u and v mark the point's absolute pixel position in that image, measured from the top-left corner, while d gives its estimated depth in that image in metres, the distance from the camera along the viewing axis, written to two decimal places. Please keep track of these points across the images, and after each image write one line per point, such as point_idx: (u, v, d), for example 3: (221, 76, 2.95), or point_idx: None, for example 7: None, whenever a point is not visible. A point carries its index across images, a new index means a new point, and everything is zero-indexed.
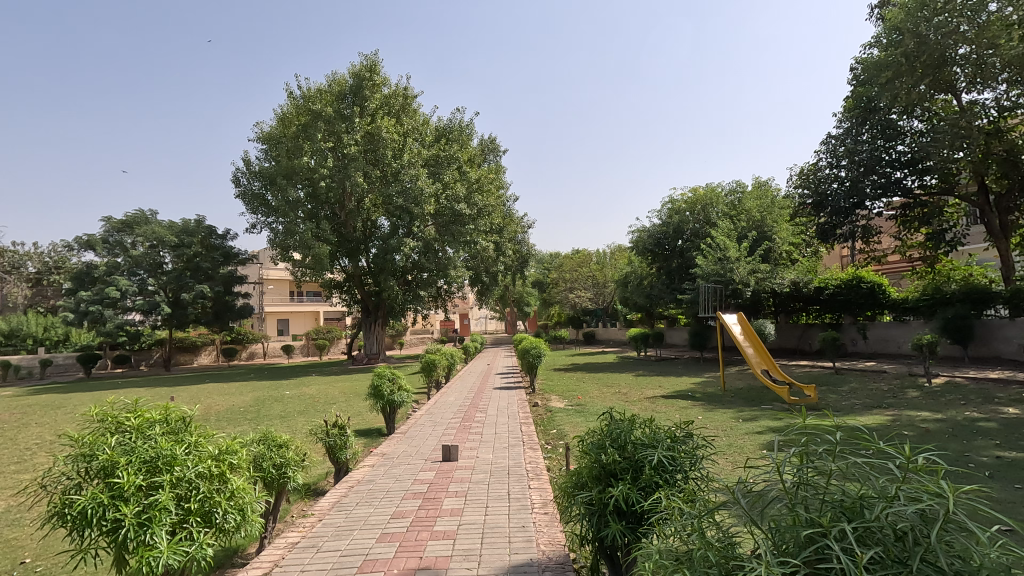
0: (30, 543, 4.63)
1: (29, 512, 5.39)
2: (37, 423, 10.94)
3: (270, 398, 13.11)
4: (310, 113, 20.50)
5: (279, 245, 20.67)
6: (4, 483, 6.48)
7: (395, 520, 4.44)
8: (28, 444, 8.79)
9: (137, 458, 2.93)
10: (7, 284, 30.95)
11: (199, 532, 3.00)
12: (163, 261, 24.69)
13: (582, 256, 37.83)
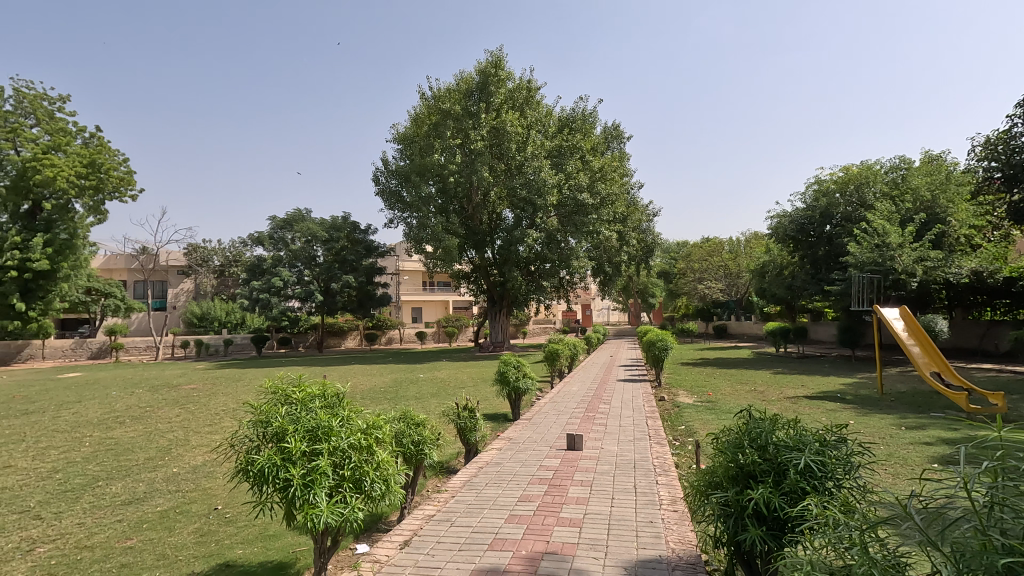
0: (221, 492, 5.51)
1: (220, 466, 6.43)
2: (224, 393, 12.94)
3: (407, 380, 14.16)
4: (440, 112, 21.65)
5: (413, 239, 22.08)
6: (201, 441, 7.78)
7: (523, 503, 4.57)
8: (217, 410, 10.42)
9: (302, 427, 3.33)
10: (199, 275, 36.92)
11: (352, 497, 3.34)
12: (316, 254, 27.62)
13: (713, 245, 35.70)
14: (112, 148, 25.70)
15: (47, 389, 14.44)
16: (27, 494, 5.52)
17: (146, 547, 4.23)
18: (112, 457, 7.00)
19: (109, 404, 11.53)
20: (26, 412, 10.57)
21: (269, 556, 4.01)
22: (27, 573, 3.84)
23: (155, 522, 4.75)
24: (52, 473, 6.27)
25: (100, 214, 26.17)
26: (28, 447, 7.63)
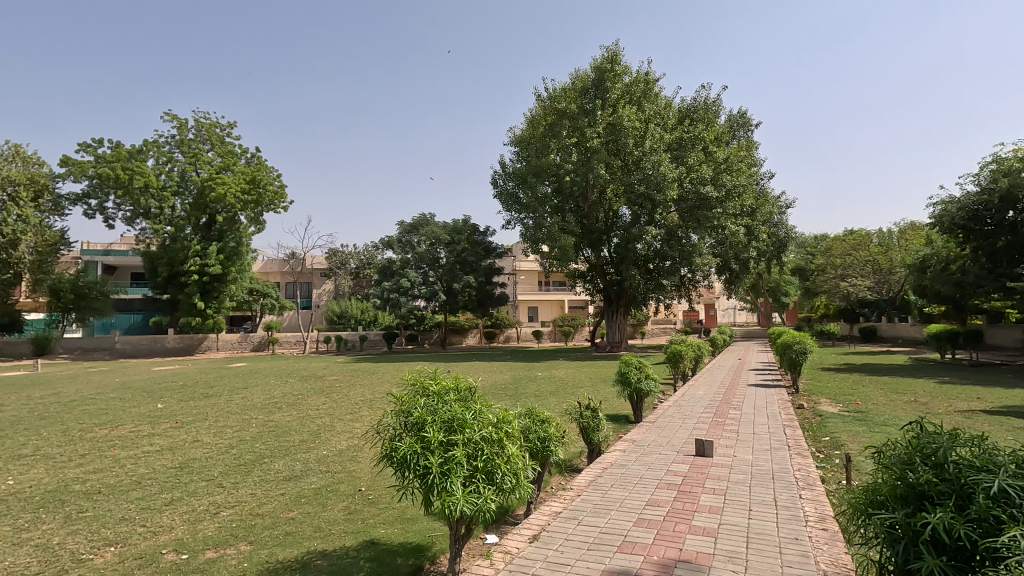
0: (365, 475, 6.02)
1: (362, 451, 7.02)
2: (361, 384, 14.15)
3: (525, 378, 14.42)
4: (556, 112, 21.74)
5: (530, 239, 22.40)
6: (345, 428, 8.56)
7: (651, 507, 4.44)
8: (356, 400, 11.40)
9: (439, 419, 3.52)
10: (339, 277, 40.63)
11: (485, 488, 3.46)
12: (439, 256, 29.04)
13: (859, 237, 32.00)
14: (270, 170, 29.36)
15: (222, 376, 16.82)
16: (211, 466, 6.45)
17: (305, 519, 4.74)
18: (274, 437, 7.95)
19: (270, 391, 13.13)
20: (207, 396, 12.36)
21: (409, 538, 4.30)
22: (215, 532, 4.49)
23: (311, 497, 5.31)
24: (229, 449, 7.27)
25: (260, 224, 29.91)
26: (211, 425, 8.93)
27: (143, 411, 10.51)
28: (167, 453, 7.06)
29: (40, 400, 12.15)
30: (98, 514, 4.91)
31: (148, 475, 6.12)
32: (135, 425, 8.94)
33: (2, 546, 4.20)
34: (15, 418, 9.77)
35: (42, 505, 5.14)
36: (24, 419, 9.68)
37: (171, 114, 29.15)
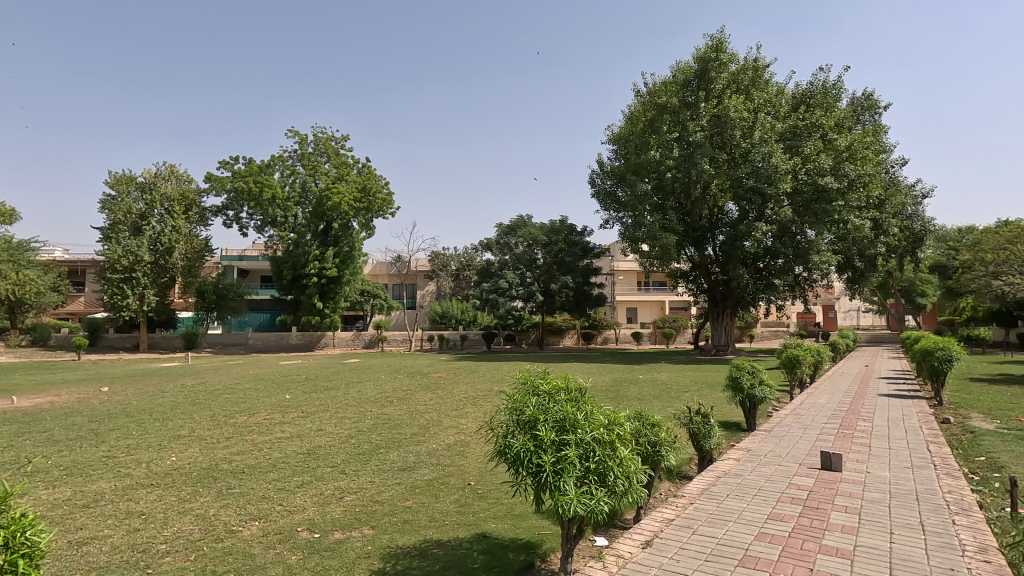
0: (473, 470, 6.21)
1: (469, 447, 7.25)
2: (464, 382, 14.65)
3: (626, 380, 14.13)
4: (655, 107, 21.11)
5: (629, 239, 21.90)
6: (452, 423, 8.89)
7: (774, 522, 4.16)
8: (460, 397, 11.81)
9: (552, 418, 3.54)
10: (440, 279, 42.27)
11: (597, 490, 3.42)
12: (536, 257, 29.25)
13: (1016, 229, 27.78)
14: (378, 180, 31.40)
15: (338, 371, 18.19)
16: (334, 453, 6.99)
17: (420, 509, 4.97)
18: (387, 429, 8.45)
19: (381, 386, 13.98)
20: (327, 389, 13.43)
21: (519, 534, 4.36)
22: (341, 515, 4.84)
23: (424, 488, 5.57)
24: (349, 439, 7.83)
25: (370, 229, 31.99)
26: (332, 416, 9.68)
27: (275, 400, 11.64)
28: (296, 440, 7.76)
29: (192, 388, 13.87)
30: (243, 492, 5.50)
31: (282, 459, 6.75)
32: (268, 413, 9.92)
33: (171, 514, 4.84)
34: (174, 403, 11.24)
35: (199, 481, 5.84)
36: (180, 404, 11.10)
37: (294, 131, 32.08)
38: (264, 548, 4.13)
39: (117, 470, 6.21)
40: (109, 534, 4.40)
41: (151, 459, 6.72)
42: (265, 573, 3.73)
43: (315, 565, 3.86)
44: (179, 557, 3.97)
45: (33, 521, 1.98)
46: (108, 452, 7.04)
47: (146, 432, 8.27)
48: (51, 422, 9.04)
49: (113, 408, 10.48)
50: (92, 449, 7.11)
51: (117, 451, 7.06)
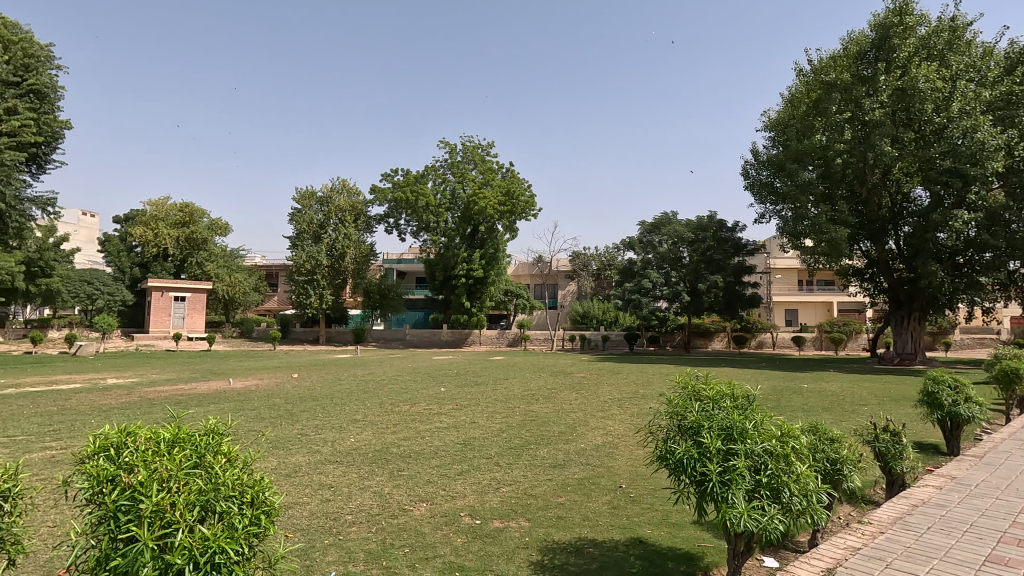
0: (623, 473, 6.12)
1: (618, 449, 7.16)
2: (608, 383, 14.51)
3: (789, 389, 12.88)
4: (822, 86, 18.95)
5: (789, 234, 19.96)
6: (599, 424, 8.85)
7: (995, 566, 3.49)
8: (605, 398, 11.72)
9: (717, 426, 3.34)
10: (581, 279, 42.27)
11: (770, 506, 3.15)
12: (682, 255, 27.95)
13: None
14: (520, 184, 32.56)
15: (486, 367, 19.12)
16: (488, 446, 7.36)
17: (573, 507, 5.02)
18: (536, 426, 8.68)
19: (527, 383, 14.39)
20: (477, 384, 14.19)
21: (677, 543, 4.20)
22: (499, 504, 5.07)
23: (576, 486, 5.62)
24: (501, 432, 8.19)
25: (513, 232, 33.18)
26: (483, 410, 10.20)
27: (432, 392, 12.59)
28: (453, 431, 8.31)
29: (362, 378, 15.55)
30: (411, 474, 6.03)
31: (442, 447, 7.28)
32: (427, 404, 10.75)
33: (354, 488, 5.47)
34: (349, 390, 12.72)
35: (374, 461, 6.53)
36: (354, 392, 12.51)
37: (445, 142, 34.47)
38: (433, 528, 4.48)
39: (309, 445, 7.19)
40: (308, 500, 5.10)
41: (335, 438, 7.66)
42: (434, 551, 4.05)
43: (478, 549, 4.09)
44: (363, 528, 4.46)
45: (268, 484, 2.37)
46: (302, 429, 8.18)
47: (329, 415, 9.45)
48: (258, 401, 10.74)
49: (303, 392, 12.17)
50: (290, 426, 8.31)
51: (309, 429, 8.20)
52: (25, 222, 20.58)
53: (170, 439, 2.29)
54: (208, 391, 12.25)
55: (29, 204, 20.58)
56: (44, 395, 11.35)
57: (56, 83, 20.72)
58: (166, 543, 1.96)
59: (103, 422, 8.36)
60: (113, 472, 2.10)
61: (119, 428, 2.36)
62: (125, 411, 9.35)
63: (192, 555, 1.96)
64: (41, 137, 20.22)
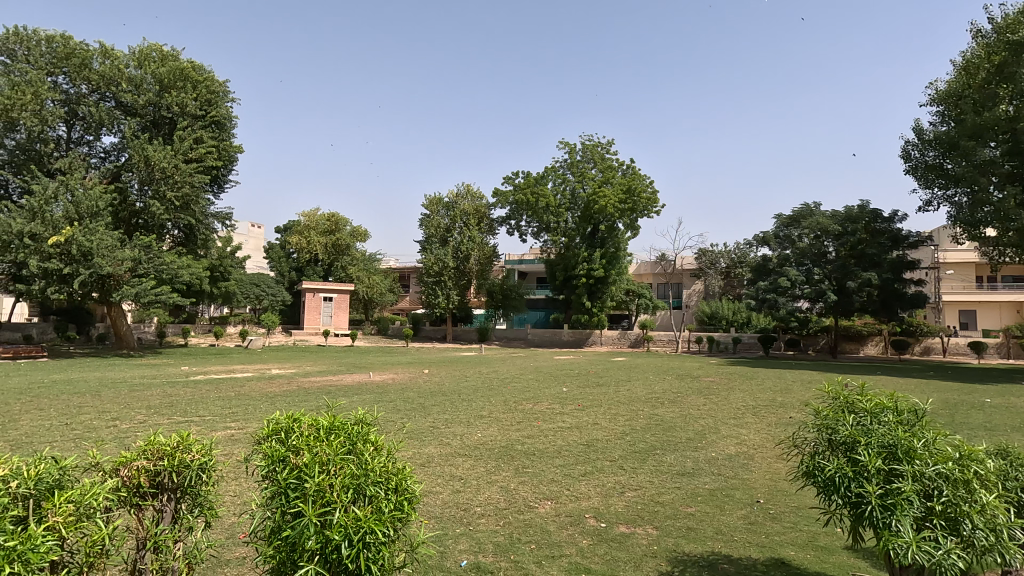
0: (760, 487, 5.68)
1: (754, 461, 6.67)
2: (741, 389, 13.56)
3: (966, 403, 11.07)
4: (1008, 48, 15.76)
5: (965, 222, 17.22)
6: (731, 432, 8.32)
7: None
8: (737, 405, 10.99)
9: (877, 442, 2.97)
10: (709, 277, 40.03)
11: (947, 539, 2.71)
12: (827, 250, 25.36)
13: None
14: (642, 180, 31.73)
15: (608, 368, 18.85)
16: (612, 448, 7.25)
17: (704, 519, 4.77)
18: (662, 431, 8.36)
19: (651, 386, 13.93)
20: (599, 385, 14.05)
21: (828, 570, 3.80)
22: (624, 509, 4.98)
23: (707, 497, 5.34)
24: (624, 436, 8.03)
25: (635, 230, 32.42)
26: (606, 411, 10.08)
27: (553, 392, 12.71)
28: (576, 431, 8.31)
29: (487, 375, 16.15)
30: (536, 472, 6.14)
31: (565, 447, 7.31)
32: (549, 403, 10.87)
33: (482, 482, 5.70)
34: (475, 387, 13.28)
35: (500, 457, 6.74)
36: (479, 388, 13.03)
37: (565, 143, 34.64)
38: (558, 527, 4.52)
39: (440, 438, 7.61)
40: (440, 490, 5.41)
41: (463, 432, 8.02)
42: (560, 550, 4.07)
43: (604, 553, 4.05)
44: (491, 521, 4.63)
45: (409, 472, 2.56)
46: (433, 422, 8.69)
47: (457, 410, 9.93)
48: (394, 394, 11.61)
49: (434, 387, 12.93)
50: (423, 419, 8.87)
51: (440, 423, 8.69)
52: (210, 234, 24.26)
53: (327, 426, 2.56)
54: (352, 383, 13.51)
55: (213, 219, 24.24)
56: (225, 382, 13.32)
57: (231, 113, 24.14)
58: (327, 520, 2.20)
59: (269, 407, 9.57)
60: (284, 453, 2.40)
61: (288, 414, 2.69)
62: (286, 398, 10.62)
63: (348, 532, 2.17)
64: (221, 161, 23.71)
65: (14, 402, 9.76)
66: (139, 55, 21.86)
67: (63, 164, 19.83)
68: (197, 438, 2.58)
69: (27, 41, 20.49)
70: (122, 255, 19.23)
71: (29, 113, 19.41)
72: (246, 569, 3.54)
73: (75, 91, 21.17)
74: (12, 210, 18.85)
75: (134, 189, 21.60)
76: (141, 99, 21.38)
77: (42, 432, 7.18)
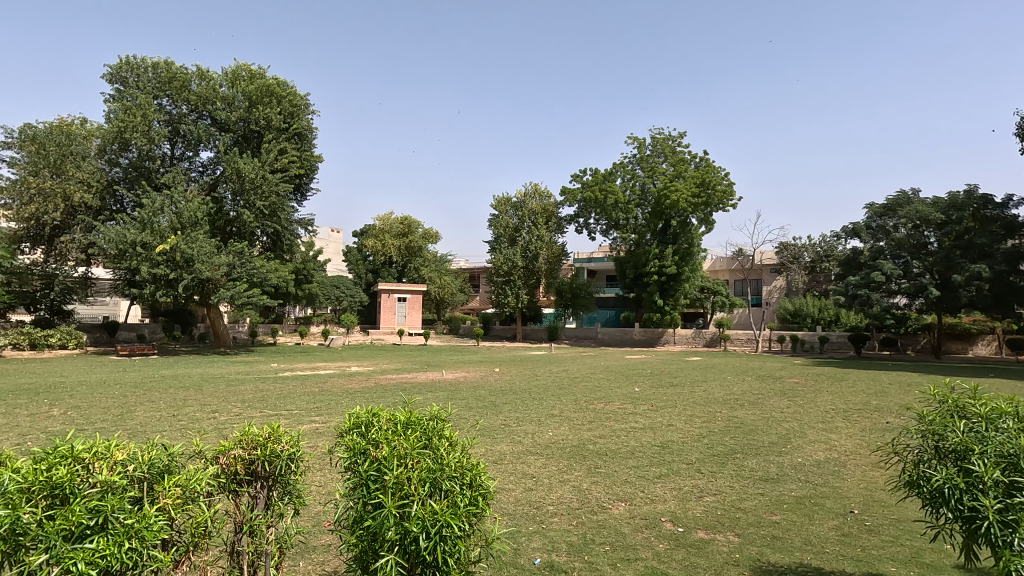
0: (855, 497, 5.28)
1: (846, 468, 6.21)
2: (830, 391, 12.66)
3: None
4: None
5: None
6: (819, 437, 7.79)
7: None
8: (825, 408, 10.30)
9: (994, 451, 2.66)
10: (791, 272, 37.80)
11: None
12: (928, 241, 23.35)
13: None
14: (716, 173, 30.57)
15: (683, 368, 18.26)
16: (688, 451, 6.98)
17: (791, 528, 4.49)
18: (742, 434, 7.97)
19: (729, 387, 13.32)
20: (673, 385, 13.63)
21: None
22: (703, 514, 4.79)
23: (794, 505, 5.03)
24: (701, 438, 7.73)
25: (709, 224, 31.24)
26: (682, 413, 9.75)
27: (625, 392, 12.48)
28: (650, 432, 8.11)
29: (557, 374, 16.10)
30: (609, 473, 6.04)
31: (639, 448, 7.15)
32: (621, 403, 10.67)
33: (554, 481, 5.68)
34: (546, 386, 13.28)
35: (572, 456, 6.68)
36: (550, 387, 13.01)
37: (634, 138, 33.96)
38: (633, 530, 4.42)
39: (512, 436, 7.65)
40: (513, 487, 5.45)
41: (534, 431, 8.02)
42: (636, 553, 3.98)
43: (682, 558, 3.92)
44: (564, 520, 4.60)
45: (483, 468, 2.57)
46: (504, 420, 8.75)
47: (528, 408, 9.96)
48: (466, 392, 11.83)
49: (504, 386, 13.08)
50: (494, 417, 8.97)
51: (511, 421, 8.76)
52: (295, 240, 25.77)
53: (405, 421, 2.66)
54: (426, 381, 13.90)
55: (296, 225, 25.74)
56: (310, 379, 14.14)
57: (311, 125, 25.56)
58: (405, 512, 2.26)
59: (349, 403, 10.02)
60: (364, 446, 2.50)
61: (367, 408, 2.80)
62: (365, 395, 11.09)
63: (425, 524, 2.23)
64: (303, 171, 25.16)
65: (129, 395, 10.81)
66: (230, 75, 23.57)
67: (167, 178, 21.76)
68: (287, 430, 2.73)
69: (136, 68, 22.71)
70: (218, 260, 20.84)
71: (139, 133, 21.49)
72: (331, 557, 3.72)
73: (177, 112, 23.15)
74: (127, 222, 20.92)
75: (228, 200, 23.37)
76: (232, 116, 23.06)
77: (155, 422, 7.96)
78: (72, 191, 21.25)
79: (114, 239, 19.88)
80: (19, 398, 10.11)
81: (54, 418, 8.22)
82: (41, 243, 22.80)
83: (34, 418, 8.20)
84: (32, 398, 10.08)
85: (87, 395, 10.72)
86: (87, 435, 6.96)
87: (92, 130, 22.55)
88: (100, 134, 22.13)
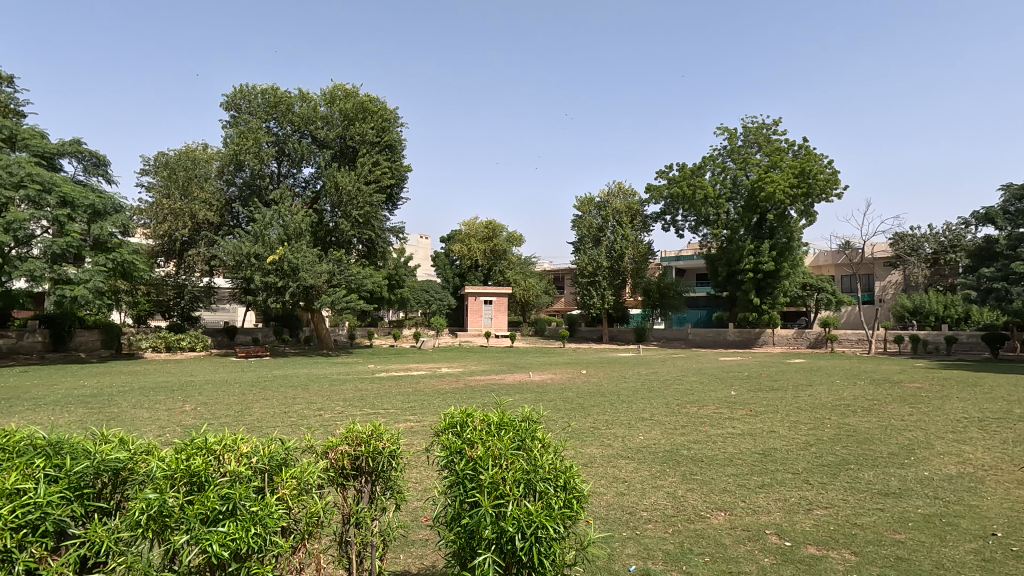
0: (999, 518, 4.65)
1: (986, 486, 5.47)
2: (961, 397, 11.28)
3: None
4: None
5: None
6: (951, 448, 6.94)
7: None
8: (956, 416, 9.15)
9: None
10: (909, 265, 34.17)
11: None
12: None
13: None
14: (817, 159, 28.58)
15: (783, 370, 17.12)
16: (794, 459, 6.52)
17: (919, 549, 4.05)
18: (856, 443, 7.29)
19: (838, 392, 12.28)
20: (774, 389, 12.76)
21: None
22: (813, 529, 4.44)
23: (921, 523, 4.53)
24: (809, 446, 7.16)
25: (809, 216, 29.22)
26: (786, 418, 9.11)
27: (721, 395, 11.88)
28: (751, 438, 7.64)
29: (647, 377, 15.67)
30: (706, 480, 5.76)
31: (738, 455, 6.76)
32: (717, 407, 10.18)
33: (648, 486, 5.51)
34: (634, 389, 13.00)
35: (665, 462, 6.46)
36: (639, 390, 12.70)
37: (723, 129, 32.42)
38: (735, 541, 4.20)
39: (602, 439, 7.56)
40: (605, 491, 5.37)
41: (625, 434, 7.87)
42: (739, 567, 3.77)
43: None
44: (659, 527, 4.46)
45: (577, 470, 2.55)
46: (594, 423, 8.68)
47: (619, 411, 9.79)
48: (554, 393, 11.87)
49: (592, 388, 12.97)
50: (586, 420, 8.88)
51: (602, 424, 8.63)
52: (387, 247, 27.05)
53: (498, 422, 2.73)
54: (514, 382, 14.08)
55: (388, 233, 27.01)
56: (404, 380, 14.80)
57: (401, 137, 26.66)
58: (501, 512, 2.29)
59: (442, 403, 10.38)
60: (460, 445, 2.57)
61: (461, 409, 2.88)
62: (454, 395, 11.42)
63: (520, 525, 2.24)
64: (394, 180, 26.45)
65: (247, 393, 11.89)
66: (328, 95, 25.19)
67: (276, 195, 23.68)
68: (387, 428, 2.85)
69: (248, 96, 24.95)
70: (320, 268, 22.32)
71: (252, 154, 23.57)
72: (429, 551, 3.86)
73: (283, 133, 25.12)
74: (243, 236, 23.10)
75: (328, 212, 25.19)
76: (331, 133, 24.76)
77: (270, 418, 8.68)
78: (197, 210, 23.84)
79: (232, 251, 22.07)
80: (159, 395, 11.51)
81: (187, 412, 9.22)
82: (174, 257, 25.61)
83: (170, 413, 9.23)
84: (170, 395, 11.42)
85: (213, 393, 11.92)
86: (215, 430, 7.78)
87: (212, 154, 25.06)
88: (219, 157, 24.54)
